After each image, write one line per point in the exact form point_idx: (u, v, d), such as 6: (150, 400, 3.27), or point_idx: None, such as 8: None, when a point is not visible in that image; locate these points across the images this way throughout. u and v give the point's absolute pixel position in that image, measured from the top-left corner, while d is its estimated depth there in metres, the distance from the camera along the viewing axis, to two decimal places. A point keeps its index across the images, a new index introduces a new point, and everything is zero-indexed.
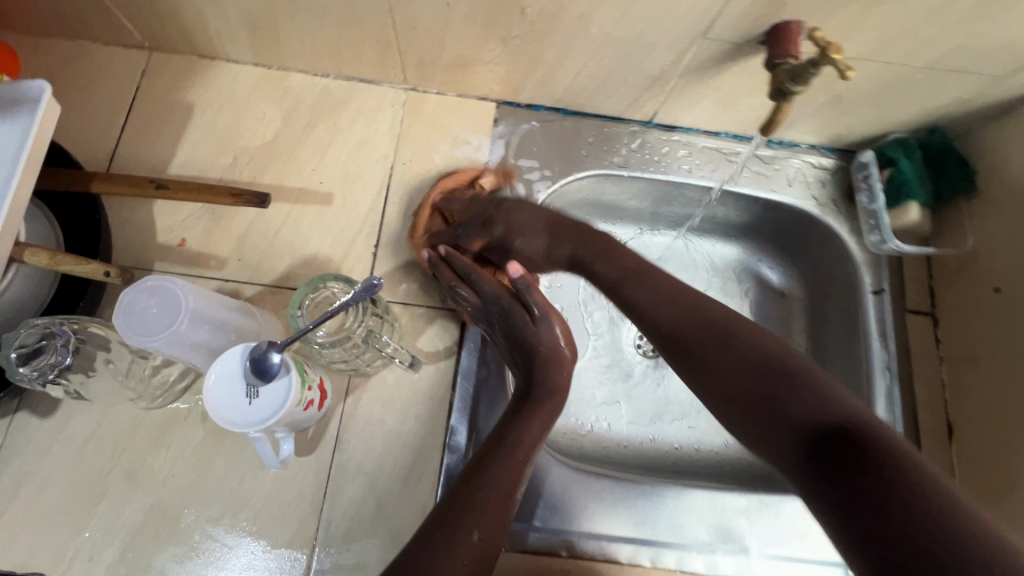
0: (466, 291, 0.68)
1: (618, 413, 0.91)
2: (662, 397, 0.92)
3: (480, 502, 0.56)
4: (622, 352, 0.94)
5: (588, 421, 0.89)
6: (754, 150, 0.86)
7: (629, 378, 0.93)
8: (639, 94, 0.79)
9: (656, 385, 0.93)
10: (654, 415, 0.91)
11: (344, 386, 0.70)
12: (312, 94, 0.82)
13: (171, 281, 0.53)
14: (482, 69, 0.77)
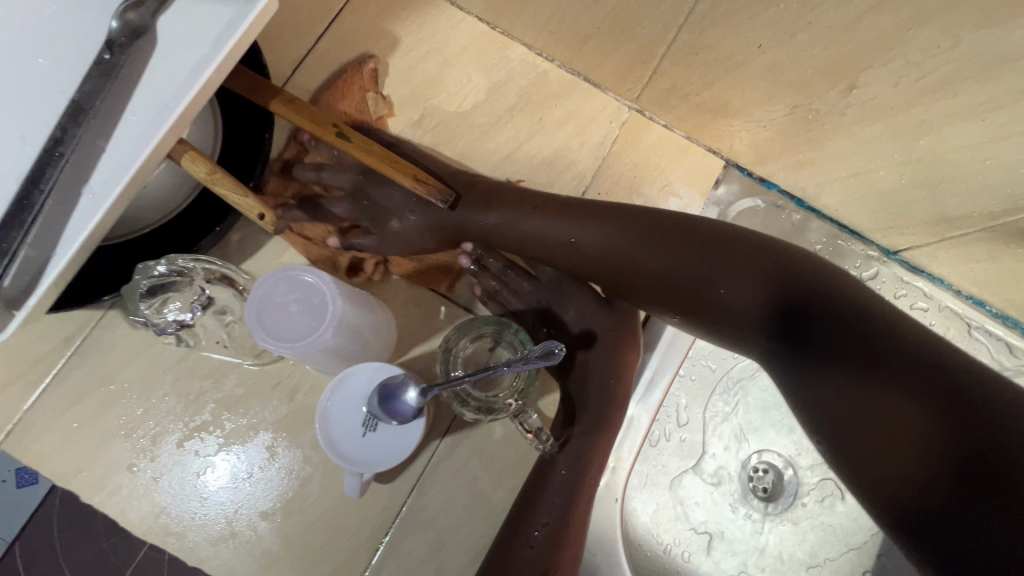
0: (520, 277, 0.61)
1: (702, 544, 0.79)
2: (756, 547, 0.79)
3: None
4: (732, 480, 0.81)
5: (668, 540, 0.78)
6: (1006, 335, 0.69)
7: (728, 512, 0.80)
8: (910, 224, 0.63)
9: (755, 530, 0.80)
10: (740, 563, 0.79)
11: (446, 422, 0.60)
12: (526, 74, 0.70)
13: (321, 276, 0.43)
14: (738, 124, 0.63)
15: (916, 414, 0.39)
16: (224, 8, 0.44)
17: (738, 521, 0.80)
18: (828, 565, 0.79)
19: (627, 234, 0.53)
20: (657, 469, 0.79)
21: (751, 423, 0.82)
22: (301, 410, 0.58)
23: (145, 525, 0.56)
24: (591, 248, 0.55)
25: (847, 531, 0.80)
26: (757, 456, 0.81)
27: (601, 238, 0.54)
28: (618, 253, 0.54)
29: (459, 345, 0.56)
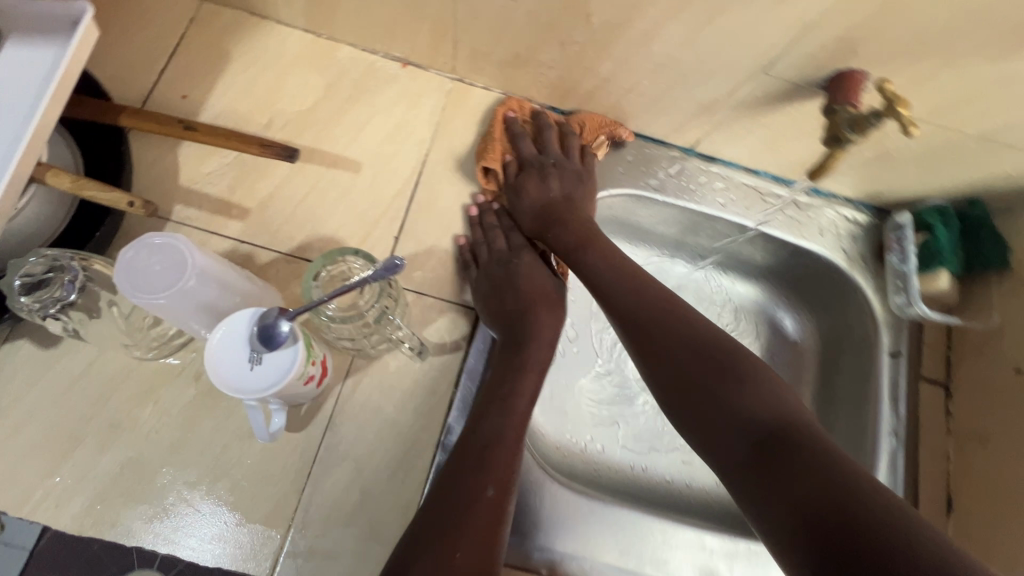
0: (500, 237, 0.75)
1: (613, 435, 0.89)
2: (659, 427, 0.91)
3: (475, 506, 0.56)
4: (627, 376, 0.93)
5: (582, 438, 0.87)
6: (789, 194, 0.85)
7: (628, 404, 0.91)
8: (686, 121, 0.78)
9: (654, 413, 0.92)
10: (649, 444, 0.89)
11: (345, 365, 0.69)
12: (357, 69, 0.81)
13: (178, 238, 0.50)
14: (532, 71, 0.77)
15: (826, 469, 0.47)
16: (53, 47, 0.52)
17: (639, 409, 0.91)
18: None
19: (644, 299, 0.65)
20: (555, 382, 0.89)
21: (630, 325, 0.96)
22: (209, 388, 0.65)
23: (77, 524, 0.60)
24: (672, 330, 0.63)
25: None
26: None
27: (666, 326, 0.63)
28: (682, 346, 0.61)
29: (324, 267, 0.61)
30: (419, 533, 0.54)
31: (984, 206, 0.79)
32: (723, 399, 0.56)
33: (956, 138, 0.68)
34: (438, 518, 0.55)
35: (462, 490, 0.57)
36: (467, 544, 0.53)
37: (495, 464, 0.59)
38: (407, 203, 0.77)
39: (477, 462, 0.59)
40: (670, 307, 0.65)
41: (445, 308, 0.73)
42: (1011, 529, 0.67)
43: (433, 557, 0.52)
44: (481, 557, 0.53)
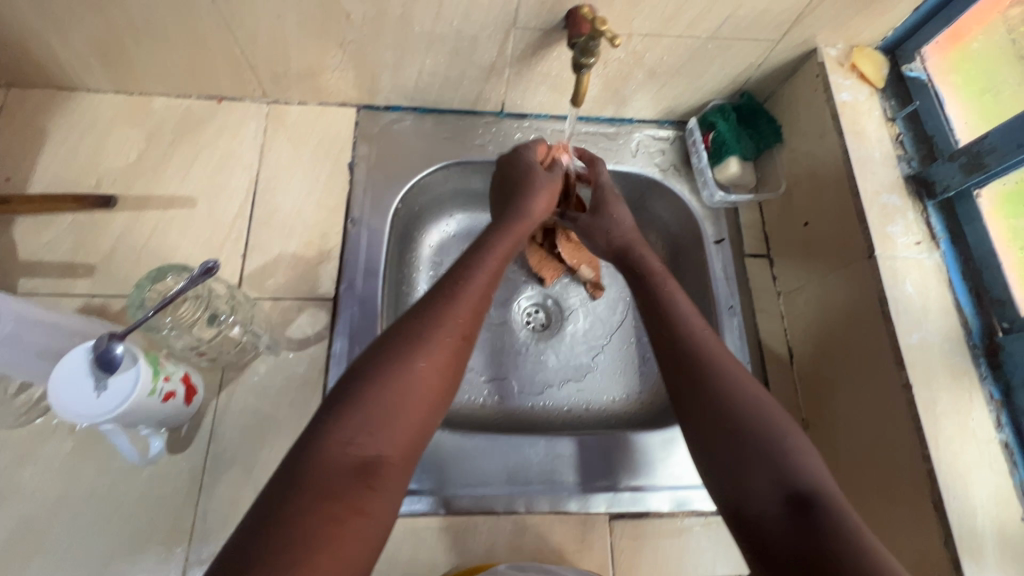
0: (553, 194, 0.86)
1: (509, 384, 0.95)
2: (551, 366, 0.98)
3: (431, 328, 0.56)
4: (512, 329, 1.00)
5: (479, 395, 0.93)
6: (598, 129, 0.95)
7: (518, 352, 0.98)
8: (481, 86, 0.86)
9: (544, 354, 0.99)
10: (544, 383, 0.96)
11: (217, 381, 0.73)
12: (176, 115, 0.87)
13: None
14: (331, 76, 0.84)
15: (846, 528, 0.48)
16: None
17: (530, 356, 0.99)
18: (606, 349, 1.00)
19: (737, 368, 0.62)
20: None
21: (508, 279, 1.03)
22: (85, 435, 0.68)
23: None
24: (714, 389, 0.60)
25: (608, 320, 1.02)
26: (523, 305, 1.02)
27: (715, 390, 0.60)
28: (733, 406, 0.58)
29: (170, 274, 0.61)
30: (382, 351, 0.54)
31: (754, 95, 0.89)
32: (752, 459, 0.55)
33: (695, 43, 0.78)
34: (399, 353, 0.54)
35: (431, 319, 0.57)
36: (433, 360, 0.54)
37: (468, 308, 0.60)
38: (248, 222, 0.82)
39: (448, 295, 0.60)
40: (719, 370, 0.61)
41: (303, 305, 0.78)
42: (834, 353, 0.74)
43: (397, 366, 0.53)
44: (440, 374, 0.54)
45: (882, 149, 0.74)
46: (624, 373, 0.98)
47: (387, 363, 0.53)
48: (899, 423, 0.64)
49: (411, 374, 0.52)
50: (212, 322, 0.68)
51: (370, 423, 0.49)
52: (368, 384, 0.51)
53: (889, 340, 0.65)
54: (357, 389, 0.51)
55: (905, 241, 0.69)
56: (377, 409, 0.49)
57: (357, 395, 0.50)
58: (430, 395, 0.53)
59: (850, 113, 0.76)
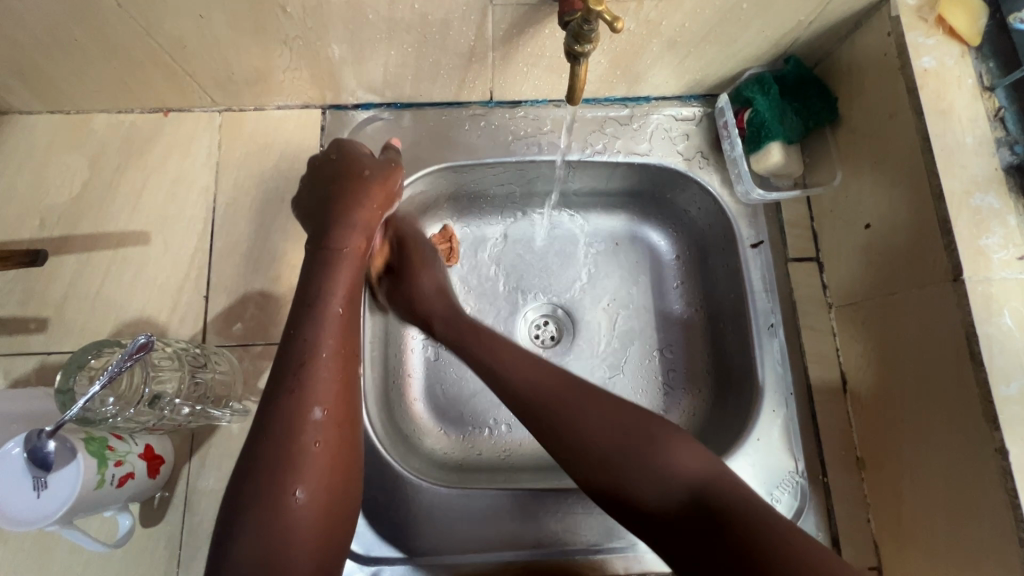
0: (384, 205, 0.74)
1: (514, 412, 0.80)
2: None
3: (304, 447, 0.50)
4: (516, 345, 0.83)
5: (476, 426, 0.79)
6: (607, 113, 0.78)
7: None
8: (463, 75, 0.72)
9: None
10: None
11: (188, 445, 0.66)
12: (118, 134, 0.75)
13: None
14: (284, 77, 0.70)
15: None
16: None
17: None
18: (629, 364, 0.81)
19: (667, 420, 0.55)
20: (450, 383, 0.80)
21: (513, 285, 0.84)
22: None
23: None
24: (657, 457, 0.52)
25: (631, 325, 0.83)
26: (530, 316, 0.84)
27: (655, 450, 0.53)
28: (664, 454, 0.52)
29: (91, 358, 0.53)
30: (251, 484, 0.48)
31: (802, 60, 0.71)
32: (718, 496, 0.50)
33: (726, 4, 0.61)
34: (275, 486, 0.48)
35: (291, 419, 0.51)
36: (310, 477, 0.49)
37: (329, 390, 0.53)
38: (208, 257, 0.72)
39: (298, 382, 0.53)
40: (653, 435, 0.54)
41: (275, 351, 0.70)
42: (903, 392, 0.60)
43: (270, 498, 0.48)
44: (323, 484, 0.50)
45: (976, 132, 0.57)
46: (655, 394, 0.80)
47: (262, 500, 0.48)
48: (981, 496, 0.52)
49: (289, 501, 0.48)
50: (151, 404, 0.57)
51: (265, 562, 0.46)
52: (245, 525, 0.47)
53: (977, 390, 0.52)
54: (241, 531, 0.47)
55: (1003, 257, 0.54)
56: (268, 548, 0.46)
57: (239, 537, 0.47)
58: (323, 505, 0.50)
59: (933, 85, 0.58)
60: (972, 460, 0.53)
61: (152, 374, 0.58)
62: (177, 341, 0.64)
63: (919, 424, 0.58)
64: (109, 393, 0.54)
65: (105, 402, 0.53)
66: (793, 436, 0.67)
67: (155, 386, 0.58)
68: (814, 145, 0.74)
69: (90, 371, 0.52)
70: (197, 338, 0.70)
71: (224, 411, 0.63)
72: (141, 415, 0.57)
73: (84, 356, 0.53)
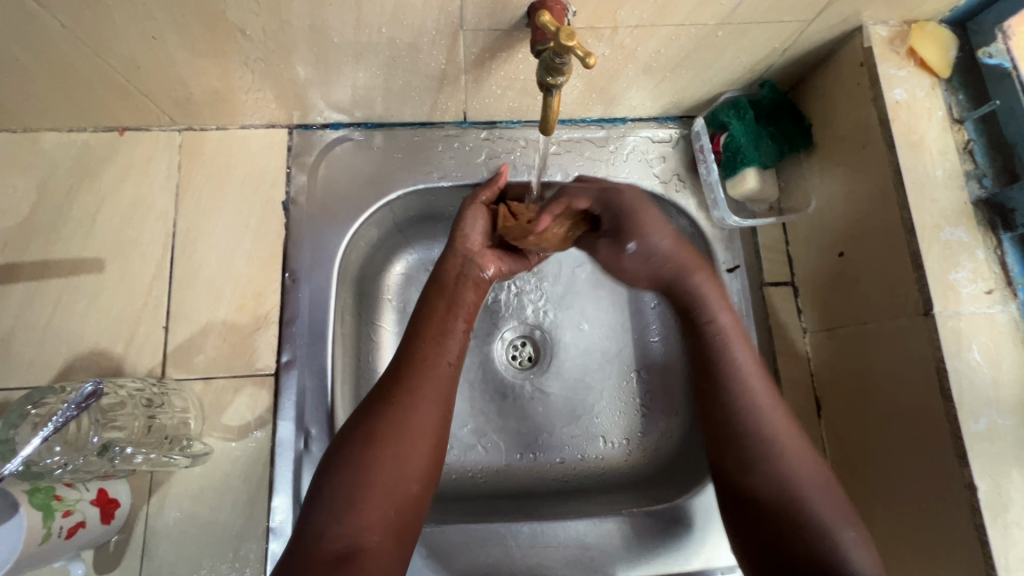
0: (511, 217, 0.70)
1: (490, 435, 0.79)
2: (542, 415, 0.80)
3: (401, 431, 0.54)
4: (493, 367, 0.81)
5: (452, 454, 0.77)
6: (584, 134, 0.77)
7: (504, 397, 0.80)
8: (435, 96, 0.69)
9: (532, 398, 0.80)
10: (531, 435, 0.79)
11: (146, 485, 0.63)
12: (69, 155, 0.71)
13: None
14: (246, 97, 0.67)
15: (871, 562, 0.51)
16: None
17: (514, 400, 0.80)
18: (606, 385, 0.81)
19: (786, 420, 0.59)
20: None
21: (488, 306, 0.83)
22: None
23: None
24: (776, 451, 0.57)
25: (608, 346, 0.83)
26: (506, 338, 0.83)
27: (780, 452, 0.57)
28: (783, 439, 0.58)
29: (31, 406, 0.50)
30: (349, 444, 0.53)
31: (777, 84, 0.71)
32: (792, 505, 0.55)
33: (701, 32, 0.60)
34: (368, 451, 0.52)
35: (417, 377, 0.57)
36: (395, 451, 0.53)
37: (435, 378, 0.58)
38: (168, 285, 0.69)
39: (409, 365, 0.58)
40: (761, 422, 0.59)
41: (239, 384, 0.67)
42: (874, 422, 0.61)
43: (364, 459, 0.52)
44: (404, 464, 0.53)
45: (946, 165, 0.57)
46: (631, 414, 0.80)
47: (351, 461, 0.52)
48: (950, 530, 0.53)
49: (377, 462, 0.52)
50: (101, 453, 0.55)
51: (338, 510, 0.50)
52: (335, 476, 0.52)
53: (947, 426, 0.52)
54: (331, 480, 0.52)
55: (972, 291, 0.54)
56: (341, 497, 0.50)
57: (328, 489, 0.51)
58: (398, 488, 0.52)
59: (904, 117, 0.59)
60: (942, 494, 0.53)
61: (103, 421, 0.56)
62: (130, 381, 0.61)
63: (890, 455, 0.59)
64: (56, 440, 0.53)
65: (51, 452, 0.52)
66: None
67: (104, 434, 0.55)
68: (789, 169, 0.74)
69: (32, 421, 0.49)
70: (156, 371, 0.66)
71: (179, 454, 0.60)
72: (91, 464, 0.54)
73: (25, 404, 0.50)
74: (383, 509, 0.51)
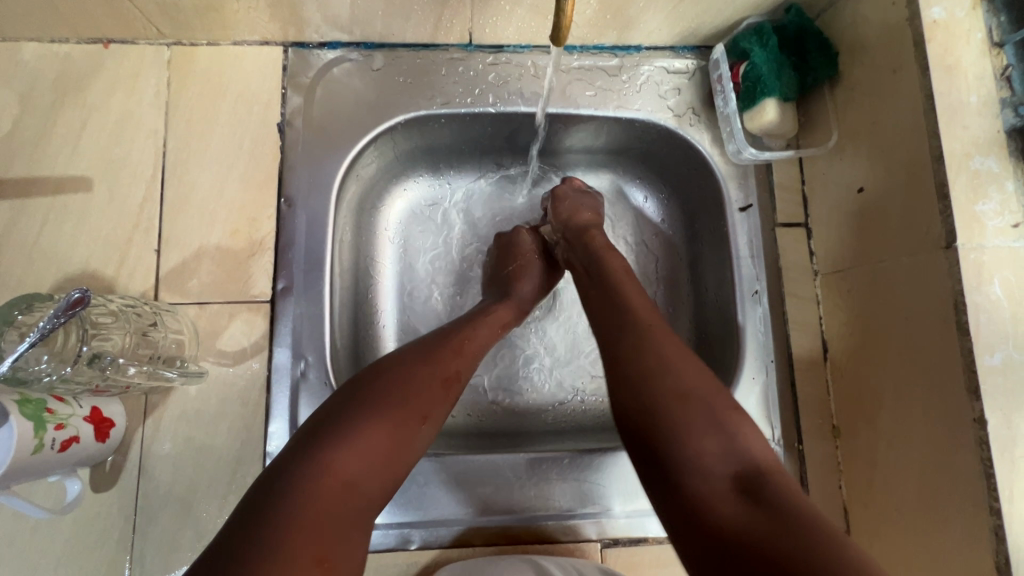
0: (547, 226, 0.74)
1: (488, 374, 0.78)
2: (541, 356, 0.79)
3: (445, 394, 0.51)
4: None
5: None
6: (596, 62, 0.73)
7: (503, 337, 0.79)
8: (439, 12, 0.65)
9: (532, 339, 0.79)
10: (531, 376, 0.78)
11: (142, 407, 0.62)
12: (52, 67, 0.67)
13: None
14: (238, 6, 0.63)
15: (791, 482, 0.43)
16: None
17: (514, 340, 0.79)
18: None
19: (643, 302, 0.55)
20: None
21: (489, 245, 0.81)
22: None
23: None
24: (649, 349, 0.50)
25: None
26: None
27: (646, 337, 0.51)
28: (697, 392, 0.47)
29: (18, 313, 0.48)
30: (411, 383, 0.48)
31: (804, 9, 0.67)
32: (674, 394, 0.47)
33: None
34: (416, 397, 0.48)
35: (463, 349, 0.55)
36: (437, 409, 0.49)
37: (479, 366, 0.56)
38: (159, 207, 0.67)
39: (455, 346, 0.55)
40: (669, 364, 0.48)
41: (234, 310, 0.65)
42: (884, 361, 0.59)
43: (404, 404, 0.47)
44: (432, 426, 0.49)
45: (982, 91, 0.54)
46: None
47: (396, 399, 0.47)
48: (956, 467, 0.52)
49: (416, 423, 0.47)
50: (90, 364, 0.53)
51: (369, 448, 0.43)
52: (370, 408, 0.45)
53: (961, 361, 0.51)
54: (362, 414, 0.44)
55: (998, 224, 0.52)
56: (372, 436, 0.43)
57: (345, 421, 0.44)
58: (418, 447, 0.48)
59: (941, 37, 0.55)
60: (951, 430, 0.52)
61: (91, 331, 0.53)
62: (119, 298, 0.59)
63: (898, 394, 0.58)
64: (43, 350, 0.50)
65: (39, 360, 0.50)
66: (771, 403, 0.67)
67: (94, 344, 0.53)
68: (810, 103, 0.71)
69: (18, 329, 0.47)
70: (149, 294, 0.65)
71: (176, 372, 0.59)
72: (81, 374, 0.52)
73: (11, 311, 0.48)
74: (384, 474, 0.44)
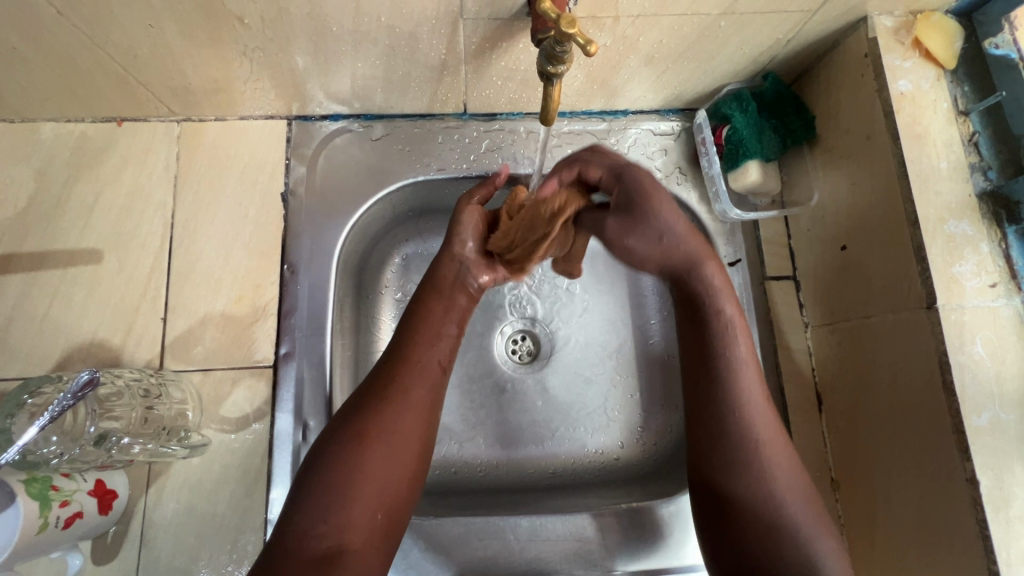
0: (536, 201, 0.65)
1: (487, 431, 0.78)
2: (543, 410, 0.79)
3: (372, 435, 0.52)
4: (494, 363, 0.81)
5: (451, 448, 0.77)
6: (585, 126, 0.77)
7: (504, 392, 0.80)
8: (435, 87, 0.69)
9: (532, 393, 0.80)
10: (531, 431, 0.78)
11: (145, 477, 0.63)
12: (67, 145, 0.71)
13: None
14: (246, 87, 0.67)
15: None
16: None
17: (513, 395, 0.80)
18: (603, 380, 0.81)
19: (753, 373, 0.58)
20: None
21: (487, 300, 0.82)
22: None
23: None
24: (748, 431, 0.55)
25: (604, 340, 0.82)
26: (507, 334, 0.82)
27: (738, 416, 0.56)
28: (782, 483, 0.54)
29: (28, 396, 0.50)
30: (337, 441, 0.52)
31: (781, 76, 0.71)
32: (761, 474, 0.54)
33: (703, 23, 0.59)
34: (334, 456, 0.50)
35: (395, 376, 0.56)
36: (372, 461, 0.51)
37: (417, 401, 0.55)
38: (166, 276, 0.69)
39: (387, 376, 0.56)
40: (765, 454, 0.55)
41: (237, 376, 0.67)
42: (876, 416, 0.60)
43: (334, 468, 0.50)
44: (393, 470, 0.52)
45: (951, 157, 0.57)
46: (630, 409, 0.80)
47: (327, 471, 0.50)
48: (953, 528, 0.52)
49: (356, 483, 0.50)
50: (97, 443, 0.56)
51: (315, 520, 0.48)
52: (310, 488, 0.49)
53: (951, 421, 0.52)
54: (306, 493, 0.49)
55: (976, 285, 0.54)
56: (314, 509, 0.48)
57: (305, 495, 0.49)
58: (388, 492, 0.51)
59: (909, 108, 0.58)
60: (945, 489, 0.53)
61: (99, 412, 0.57)
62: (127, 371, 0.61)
63: (893, 450, 0.58)
64: (53, 430, 0.54)
65: (48, 442, 0.53)
66: None
67: (101, 424, 0.56)
68: (793, 162, 0.74)
69: (30, 411, 0.49)
70: (154, 363, 0.66)
71: (176, 446, 0.61)
72: (86, 454, 0.55)
73: (22, 393, 0.50)
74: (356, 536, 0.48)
